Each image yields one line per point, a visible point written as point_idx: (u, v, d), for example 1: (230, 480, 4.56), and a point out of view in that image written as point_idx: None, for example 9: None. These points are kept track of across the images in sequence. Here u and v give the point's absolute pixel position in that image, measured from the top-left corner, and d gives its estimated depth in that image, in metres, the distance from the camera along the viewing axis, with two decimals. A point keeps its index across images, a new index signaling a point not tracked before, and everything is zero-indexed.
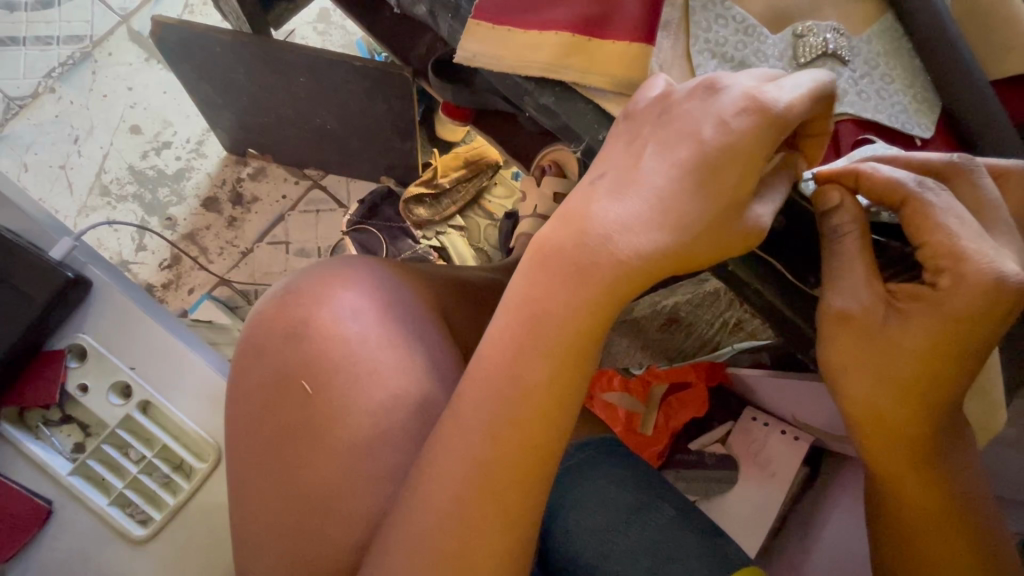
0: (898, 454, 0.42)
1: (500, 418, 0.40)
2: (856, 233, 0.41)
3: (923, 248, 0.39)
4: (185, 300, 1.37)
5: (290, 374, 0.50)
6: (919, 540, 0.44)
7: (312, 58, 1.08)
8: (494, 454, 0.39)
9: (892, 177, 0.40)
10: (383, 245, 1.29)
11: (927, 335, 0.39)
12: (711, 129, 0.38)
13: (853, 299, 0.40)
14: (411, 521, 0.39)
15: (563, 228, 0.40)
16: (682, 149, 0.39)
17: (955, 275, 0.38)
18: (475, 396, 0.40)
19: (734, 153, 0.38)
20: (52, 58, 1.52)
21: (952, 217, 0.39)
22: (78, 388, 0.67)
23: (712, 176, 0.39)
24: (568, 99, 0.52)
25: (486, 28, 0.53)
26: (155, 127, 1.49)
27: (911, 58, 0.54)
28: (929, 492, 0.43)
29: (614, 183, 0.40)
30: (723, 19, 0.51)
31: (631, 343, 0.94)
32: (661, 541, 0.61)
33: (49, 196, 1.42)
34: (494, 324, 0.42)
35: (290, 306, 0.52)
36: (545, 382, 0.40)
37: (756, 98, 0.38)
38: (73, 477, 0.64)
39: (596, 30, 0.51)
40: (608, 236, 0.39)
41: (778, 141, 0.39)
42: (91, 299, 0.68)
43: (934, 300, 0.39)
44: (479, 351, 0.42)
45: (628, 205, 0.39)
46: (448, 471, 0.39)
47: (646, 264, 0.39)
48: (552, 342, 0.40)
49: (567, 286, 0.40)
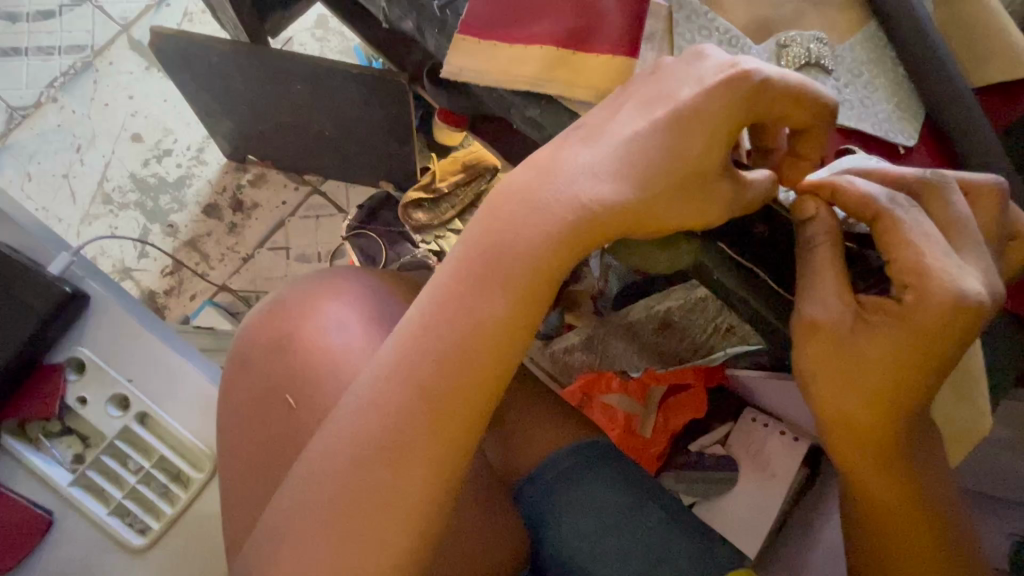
0: (868, 459, 0.43)
1: (442, 388, 0.41)
2: (826, 244, 0.42)
3: (891, 264, 0.40)
4: (188, 306, 1.38)
5: (276, 387, 0.52)
6: (897, 545, 0.45)
7: (309, 67, 1.09)
8: (431, 413, 0.41)
9: (866, 192, 0.41)
10: (383, 250, 1.30)
11: (892, 345, 0.40)
12: (688, 92, 0.40)
13: (824, 309, 0.41)
14: (355, 488, 0.40)
15: (535, 175, 0.42)
16: (656, 109, 0.41)
17: (919, 291, 0.39)
18: (418, 347, 0.42)
19: (704, 116, 0.39)
20: (54, 68, 1.54)
21: (919, 234, 0.40)
22: (78, 400, 0.68)
23: (679, 136, 0.40)
24: (553, 112, 0.53)
25: (472, 42, 0.53)
26: (155, 135, 1.50)
27: (895, 66, 0.54)
28: (902, 496, 0.44)
29: (585, 134, 0.43)
30: (706, 31, 0.52)
31: (627, 347, 1.06)
32: (652, 543, 0.62)
33: (52, 204, 1.44)
34: (452, 260, 0.43)
35: (278, 319, 0.54)
36: (490, 330, 0.42)
37: (735, 66, 0.39)
38: (73, 488, 0.65)
39: (581, 45, 0.52)
40: (573, 179, 0.41)
41: (751, 113, 0.40)
42: (87, 313, 0.69)
43: (899, 313, 0.39)
44: (446, 317, 0.42)
45: (599, 152, 0.41)
46: (399, 436, 0.40)
47: (611, 212, 0.41)
48: (512, 320, 0.42)
49: (525, 235, 0.42)
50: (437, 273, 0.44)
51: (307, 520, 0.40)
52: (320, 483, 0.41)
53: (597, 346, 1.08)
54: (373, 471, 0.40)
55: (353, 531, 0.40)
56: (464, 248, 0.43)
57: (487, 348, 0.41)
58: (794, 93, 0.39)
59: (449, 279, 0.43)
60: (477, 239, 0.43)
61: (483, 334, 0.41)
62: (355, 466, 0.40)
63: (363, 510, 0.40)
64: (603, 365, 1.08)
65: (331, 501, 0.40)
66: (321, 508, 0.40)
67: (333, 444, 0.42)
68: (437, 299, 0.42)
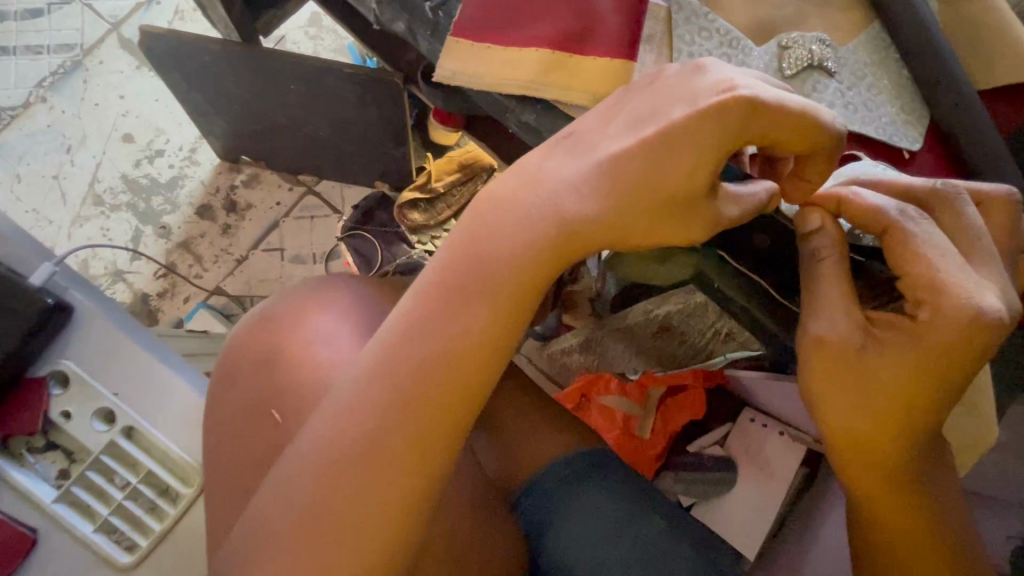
0: (875, 479, 0.42)
1: (421, 402, 0.39)
2: (835, 257, 0.41)
3: (904, 278, 0.39)
4: (181, 308, 1.36)
5: (262, 403, 0.50)
6: (907, 566, 0.43)
7: (302, 66, 1.07)
8: (408, 428, 0.39)
9: (876, 205, 0.40)
10: (379, 251, 1.28)
11: (907, 364, 0.38)
12: (680, 109, 0.38)
13: (833, 328, 0.40)
14: (325, 508, 0.38)
15: (518, 183, 0.42)
16: (645, 126, 0.39)
17: (935, 308, 0.38)
18: (395, 359, 0.40)
19: (697, 132, 0.37)
20: (43, 67, 1.51)
21: (931, 247, 0.39)
22: (61, 414, 0.67)
23: (667, 151, 0.38)
24: (550, 117, 0.51)
25: (466, 45, 0.52)
26: (147, 135, 1.48)
27: (900, 68, 0.53)
28: (911, 514, 0.42)
29: (572, 145, 0.42)
30: (706, 32, 0.50)
31: (625, 348, 1.03)
32: (650, 553, 0.60)
33: (42, 205, 1.42)
34: (431, 268, 0.42)
35: (266, 331, 0.53)
36: (472, 346, 0.40)
37: (731, 86, 0.37)
38: (58, 505, 0.64)
39: (578, 48, 0.50)
40: (555, 192, 0.40)
41: (747, 134, 0.37)
42: (72, 324, 0.68)
43: (913, 329, 0.38)
44: (423, 331, 0.40)
45: (582, 165, 0.40)
46: (373, 455, 0.38)
47: (586, 226, 0.40)
48: (494, 331, 0.40)
49: (507, 245, 0.40)
50: (417, 280, 0.42)
51: (274, 539, 0.38)
52: (288, 500, 0.39)
53: (595, 348, 1.06)
54: (343, 490, 0.38)
55: (325, 551, 0.37)
56: (446, 256, 0.42)
57: (470, 362, 0.40)
58: (792, 114, 0.37)
59: (427, 288, 0.41)
60: (460, 245, 0.42)
61: (464, 346, 0.40)
62: (325, 481, 0.38)
63: (336, 528, 0.38)
64: (602, 367, 1.07)
65: (299, 519, 0.38)
66: (287, 530, 0.38)
67: (303, 459, 0.39)
68: (415, 309, 0.41)
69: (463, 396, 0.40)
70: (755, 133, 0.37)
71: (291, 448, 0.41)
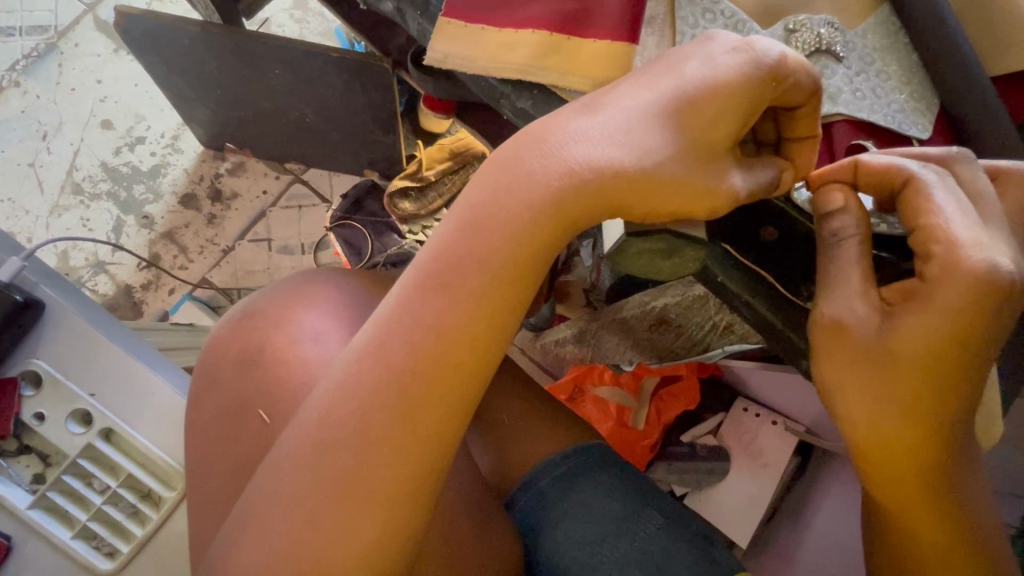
0: (899, 471, 0.40)
1: (415, 384, 0.37)
2: (858, 238, 0.39)
3: (915, 234, 0.38)
4: (166, 300, 1.33)
5: (246, 403, 0.48)
6: (928, 551, 0.43)
7: (286, 49, 1.04)
8: (400, 409, 0.36)
9: (890, 163, 0.40)
10: (367, 240, 1.26)
11: (924, 331, 0.36)
12: (696, 68, 0.37)
13: (847, 308, 0.39)
14: (317, 504, 0.36)
15: (523, 141, 0.38)
16: (663, 82, 0.38)
17: (945, 264, 0.36)
18: (397, 338, 0.37)
19: (717, 91, 0.36)
20: (15, 50, 1.45)
21: (949, 203, 0.37)
22: (33, 417, 0.64)
23: (686, 109, 0.37)
24: (546, 102, 0.48)
25: (457, 27, 0.49)
26: (127, 122, 1.43)
27: (908, 53, 0.51)
28: (935, 512, 0.41)
29: (582, 105, 0.39)
30: (710, 14, 0.48)
31: (621, 341, 0.97)
32: (649, 551, 0.59)
33: (19, 194, 1.37)
34: (435, 234, 0.39)
35: (248, 330, 0.51)
36: (476, 322, 0.37)
37: (749, 44, 0.37)
38: (32, 510, 0.62)
39: (577, 30, 0.47)
40: (566, 147, 0.37)
41: (768, 96, 0.37)
42: (44, 321, 0.65)
43: (925, 293, 0.36)
44: (423, 305, 0.37)
45: (596, 120, 0.37)
46: (372, 442, 0.36)
47: (599, 179, 0.37)
48: (496, 306, 0.38)
49: (505, 210, 0.37)
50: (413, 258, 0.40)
51: (260, 531, 0.36)
52: (276, 500, 0.36)
53: (589, 339, 1.02)
54: (336, 481, 0.36)
55: (320, 539, 0.36)
56: (452, 226, 0.39)
57: (466, 339, 0.37)
58: (807, 82, 0.38)
59: (430, 260, 0.38)
60: (465, 212, 0.38)
61: (458, 321, 0.37)
62: (317, 469, 0.36)
63: (329, 517, 0.36)
64: (596, 359, 1.03)
65: (289, 506, 0.36)
66: (277, 528, 0.36)
67: (291, 445, 0.37)
68: (409, 283, 0.38)
69: (461, 378, 0.37)
70: (776, 94, 0.37)
71: (280, 440, 0.38)
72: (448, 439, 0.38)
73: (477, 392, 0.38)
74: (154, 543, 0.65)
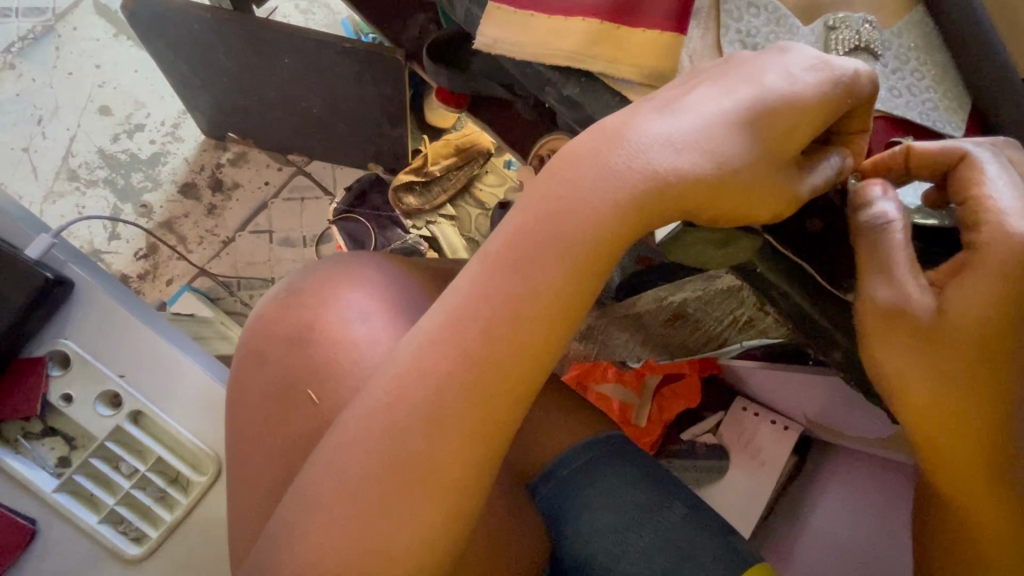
0: (952, 446, 0.41)
1: (485, 371, 0.37)
2: (900, 226, 0.40)
3: (966, 205, 0.39)
4: (164, 291, 1.30)
5: (294, 383, 0.48)
6: (979, 530, 0.43)
7: (298, 38, 1.04)
8: (472, 394, 0.36)
9: (941, 147, 0.41)
10: (372, 235, 1.23)
11: (981, 299, 0.38)
12: (775, 79, 0.38)
13: (902, 288, 0.39)
14: (375, 486, 0.36)
15: (598, 139, 0.38)
16: (742, 89, 0.38)
17: (995, 230, 0.38)
18: (466, 328, 0.37)
19: (795, 103, 0.37)
20: (11, 32, 1.42)
21: (998, 180, 0.39)
22: (61, 398, 0.67)
23: (767, 119, 0.37)
24: (593, 91, 0.48)
25: (507, 12, 0.50)
26: (126, 108, 1.40)
27: (941, 53, 0.52)
28: (997, 494, 0.41)
29: (659, 107, 0.39)
30: (755, 9, 0.47)
31: (631, 337, 0.91)
32: (674, 540, 0.59)
33: (12, 179, 1.33)
34: (504, 226, 0.39)
35: (295, 309, 0.50)
36: (546, 312, 0.37)
37: (827, 62, 0.38)
38: (59, 494, 0.64)
39: (627, 18, 0.48)
40: (649, 150, 0.37)
41: (839, 110, 0.38)
42: (73, 298, 0.68)
43: (977, 262, 0.38)
44: (495, 295, 0.37)
45: (676, 124, 0.37)
46: (437, 425, 0.36)
47: (681, 184, 0.37)
48: (559, 294, 0.38)
49: (580, 206, 0.38)
50: (481, 249, 0.39)
51: (324, 512, 0.36)
52: (336, 481, 0.37)
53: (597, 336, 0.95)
54: (400, 466, 0.36)
55: (387, 526, 0.36)
56: (523, 219, 0.38)
57: (540, 327, 0.37)
58: (871, 92, 0.39)
59: (500, 253, 0.38)
60: (536, 206, 0.38)
61: (533, 309, 0.37)
62: (381, 452, 0.36)
63: (395, 505, 0.36)
64: (602, 354, 0.98)
65: (353, 494, 0.36)
66: (337, 506, 0.36)
67: (350, 431, 0.37)
68: (478, 274, 0.38)
69: (530, 365, 0.37)
70: (846, 108, 0.38)
71: (340, 423, 0.38)
72: (505, 425, 0.37)
73: (537, 378, 0.38)
74: (181, 529, 0.67)
